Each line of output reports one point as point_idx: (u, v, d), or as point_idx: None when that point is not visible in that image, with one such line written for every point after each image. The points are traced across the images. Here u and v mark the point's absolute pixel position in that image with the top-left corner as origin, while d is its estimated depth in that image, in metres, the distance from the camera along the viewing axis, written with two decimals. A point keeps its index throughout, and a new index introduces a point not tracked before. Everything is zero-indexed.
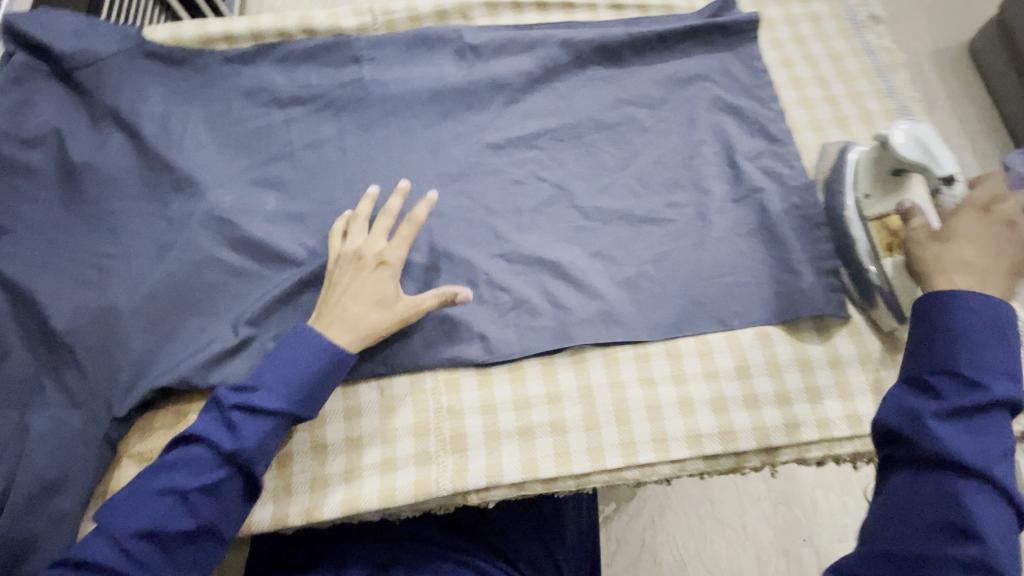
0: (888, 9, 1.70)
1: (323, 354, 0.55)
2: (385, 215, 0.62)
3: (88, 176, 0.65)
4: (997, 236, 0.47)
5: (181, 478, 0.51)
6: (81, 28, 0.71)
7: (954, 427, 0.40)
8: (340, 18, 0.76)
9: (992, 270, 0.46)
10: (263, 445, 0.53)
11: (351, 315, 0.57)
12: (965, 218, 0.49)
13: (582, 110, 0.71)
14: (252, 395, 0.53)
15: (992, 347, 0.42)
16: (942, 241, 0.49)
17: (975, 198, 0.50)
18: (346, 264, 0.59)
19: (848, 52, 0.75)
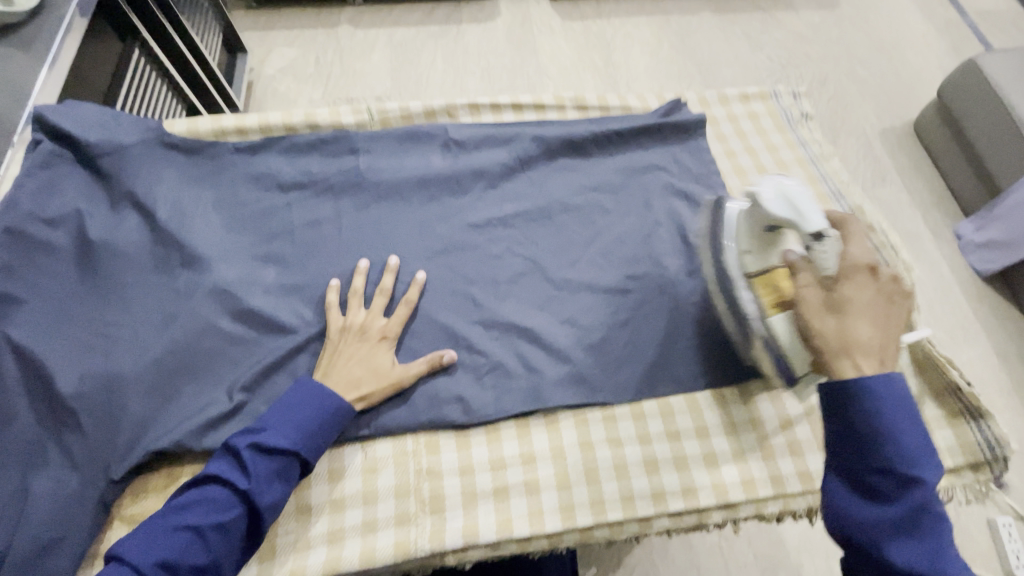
0: (837, 95, 1.90)
1: (330, 409, 0.60)
2: (382, 292, 0.71)
3: (103, 253, 0.72)
4: (876, 304, 0.50)
5: (198, 516, 0.53)
6: (106, 120, 0.79)
7: (903, 539, 0.42)
8: (340, 115, 0.87)
9: (883, 348, 0.48)
10: (274, 481, 0.56)
11: (356, 381, 0.63)
12: (851, 285, 0.51)
13: (553, 195, 0.81)
14: (262, 436, 0.57)
15: (908, 432, 0.44)
16: (837, 313, 0.50)
17: (852, 262, 0.52)
18: (350, 337, 0.66)
19: (783, 143, 0.88)
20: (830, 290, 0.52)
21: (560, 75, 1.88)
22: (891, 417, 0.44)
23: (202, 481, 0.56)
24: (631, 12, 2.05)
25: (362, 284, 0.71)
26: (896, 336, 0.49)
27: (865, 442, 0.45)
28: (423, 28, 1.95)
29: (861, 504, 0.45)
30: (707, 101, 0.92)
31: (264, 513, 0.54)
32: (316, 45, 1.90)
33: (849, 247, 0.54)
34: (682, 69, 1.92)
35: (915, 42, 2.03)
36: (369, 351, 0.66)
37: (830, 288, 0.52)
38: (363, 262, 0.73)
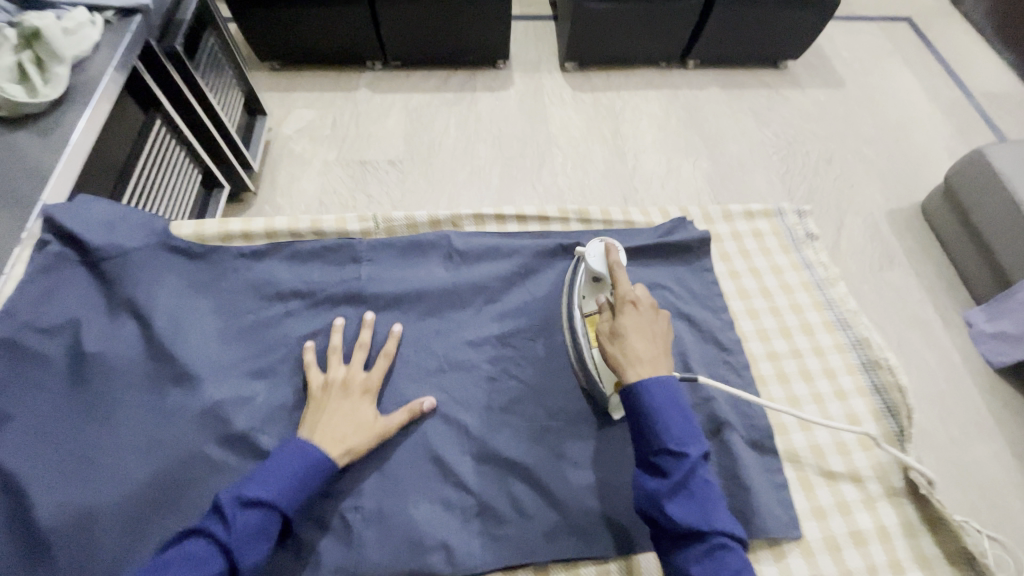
0: (845, 174, 1.91)
1: (311, 463, 0.59)
2: (360, 347, 0.73)
3: (95, 366, 0.70)
4: (649, 323, 0.62)
5: (178, 571, 0.50)
6: (114, 220, 0.80)
7: (681, 499, 0.51)
8: (346, 222, 0.88)
9: (653, 358, 0.59)
10: (255, 540, 0.54)
11: (339, 432, 0.64)
12: (627, 315, 0.62)
13: (553, 314, 0.80)
14: (247, 489, 0.56)
15: (677, 415, 0.55)
16: (620, 339, 0.61)
17: (625, 293, 0.65)
18: (332, 392, 0.67)
19: (788, 265, 0.88)
20: (615, 321, 0.63)
21: (569, 145, 1.91)
22: (663, 411, 0.55)
23: (185, 538, 0.54)
24: (640, 85, 2.11)
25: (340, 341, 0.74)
26: (663, 343, 0.61)
27: (650, 432, 0.55)
28: (438, 95, 2.01)
29: (648, 479, 0.54)
30: (712, 217, 0.92)
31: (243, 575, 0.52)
32: (334, 107, 1.96)
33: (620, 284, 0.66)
34: (690, 143, 1.95)
35: (921, 123, 2.06)
36: (351, 405, 0.67)
37: (616, 319, 0.63)
38: (340, 319, 0.76)
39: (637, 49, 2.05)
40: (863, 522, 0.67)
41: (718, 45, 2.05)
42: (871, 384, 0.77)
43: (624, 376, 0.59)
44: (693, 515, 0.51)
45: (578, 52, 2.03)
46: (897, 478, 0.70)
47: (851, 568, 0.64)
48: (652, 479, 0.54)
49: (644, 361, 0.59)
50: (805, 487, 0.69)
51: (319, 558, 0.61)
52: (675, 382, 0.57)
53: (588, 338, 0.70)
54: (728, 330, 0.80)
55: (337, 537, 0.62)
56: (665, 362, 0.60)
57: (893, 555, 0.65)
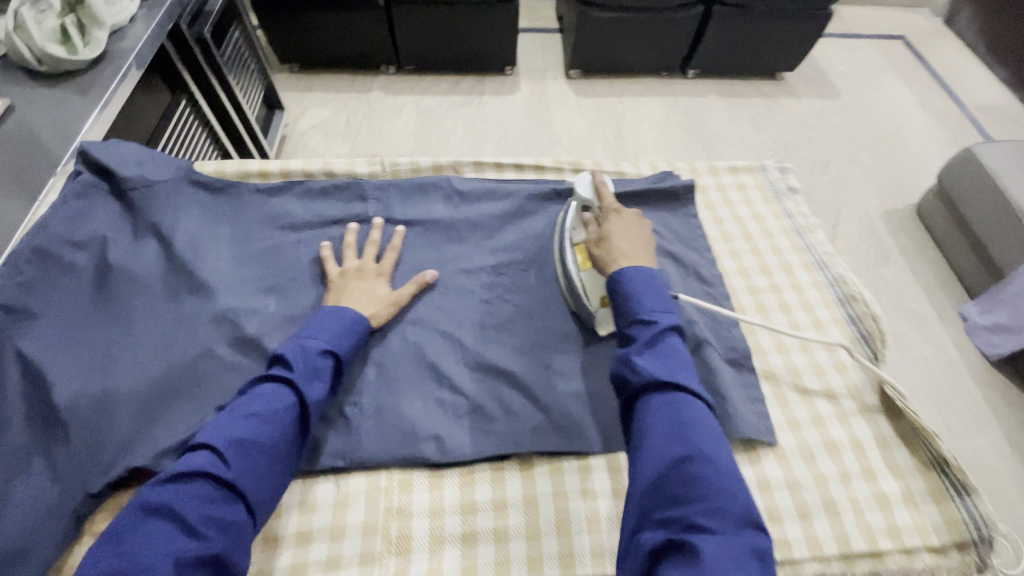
0: (840, 175, 1.97)
1: (349, 319, 0.68)
2: (371, 244, 0.81)
3: (119, 276, 0.76)
4: (630, 228, 0.72)
5: (262, 405, 0.57)
6: (143, 158, 0.87)
7: (646, 356, 0.56)
8: (355, 166, 0.95)
9: (636, 253, 0.68)
10: (316, 376, 0.61)
11: (362, 304, 0.71)
12: (612, 222, 0.73)
13: (545, 247, 0.85)
14: (303, 340, 0.63)
15: (650, 296, 0.62)
16: (606, 241, 0.71)
17: (610, 206, 0.75)
18: (350, 276, 0.75)
19: (769, 214, 0.93)
20: (601, 229, 0.73)
21: (572, 145, 1.99)
22: (639, 292, 0.62)
23: (253, 386, 0.60)
24: (642, 92, 2.20)
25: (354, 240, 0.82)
26: (643, 245, 0.71)
27: (626, 309, 0.62)
28: (448, 97, 2.11)
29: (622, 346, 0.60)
30: (698, 172, 0.98)
31: (316, 404, 0.59)
32: (349, 107, 2.06)
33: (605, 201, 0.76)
34: (688, 145, 2.03)
35: (914, 130, 2.13)
36: (369, 285, 0.75)
37: (603, 227, 0.73)
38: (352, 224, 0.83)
39: (639, 58, 2.14)
40: (836, 434, 0.70)
41: (717, 55, 2.14)
42: (848, 316, 0.81)
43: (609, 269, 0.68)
44: (653, 368, 0.54)
45: (582, 60, 2.13)
46: (871, 397, 0.74)
47: (824, 473, 0.67)
48: (625, 346, 0.60)
49: (625, 253, 0.68)
50: (781, 403, 0.73)
51: (318, 444, 0.65)
52: (655, 270, 0.66)
53: (578, 260, 0.75)
54: (711, 266, 0.84)
55: (336, 427, 0.66)
56: (645, 257, 0.69)
57: (865, 463, 0.68)
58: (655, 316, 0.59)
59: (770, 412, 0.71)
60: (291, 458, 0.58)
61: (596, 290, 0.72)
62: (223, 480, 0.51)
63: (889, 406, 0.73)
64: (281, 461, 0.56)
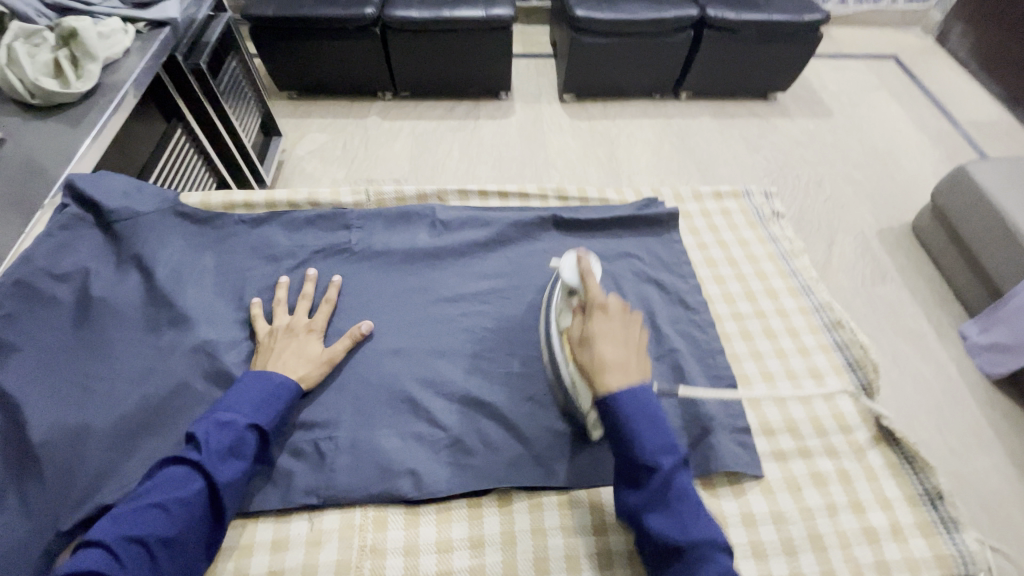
0: (835, 194, 1.97)
1: (272, 387, 0.64)
2: (305, 297, 0.78)
3: (100, 308, 0.75)
4: (618, 328, 0.61)
5: (166, 492, 0.54)
6: (129, 190, 0.87)
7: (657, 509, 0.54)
8: (340, 196, 0.95)
9: (627, 365, 0.58)
10: (229, 458, 0.58)
11: (291, 367, 0.68)
12: (597, 321, 0.61)
13: (527, 275, 0.85)
14: (218, 415, 0.60)
15: (646, 430, 0.55)
16: (591, 345, 0.60)
17: (595, 298, 0.64)
18: (279, 335, 0.72)
19: (754, 239, 0.93)
20: (586, 327, 0.62)
21: (566, 167, 2.00)
22: (637, 425, 0.55)
23: (160, 469, 0.57)
24: (636, 114, 2.22)
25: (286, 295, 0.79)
26: (636, 351, 0.60)
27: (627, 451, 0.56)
28: (444, 122, 2.14)
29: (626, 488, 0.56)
30: (682, 197, 0.98)
31: (226, 488, 0.56)
32: (346, 132, 2.08)
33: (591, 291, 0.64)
34: (682, 166, 2.03)
35: (908, 149, 2.13)
36: (299, 343, 0.71)
37: (588, 324, 0.62)
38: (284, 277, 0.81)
39: (632, 81, 2.17)
40: (824, 465, 0.69)
41: (709, 77, 2.17)
42: (834, 343, 0.80)
43: (598, 388, 0.58)
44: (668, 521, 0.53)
45: (576, 83, 2.16)
46: (859, 427, 0.73)
47: (811, 506, 0.65)
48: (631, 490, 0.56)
49: (614, 366, 0.58)
50: (767, 433, 0.72)
51: (291, 481, 0.64)
52: (649, 390, 0.57)
53: (564, 351, 0.67)
54: (695, 292, 0.84)
55: (311, 463, 0.65)
56: (638, 365, 0.59)
57: (854, 496, 0.66)
58: (658, 462, 0.53)
59: (756, 442, 0.70)
60: (199, 544, 0.55)
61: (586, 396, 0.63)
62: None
63: (878, 436, 0.72)
64: (186, 549, 0.54)
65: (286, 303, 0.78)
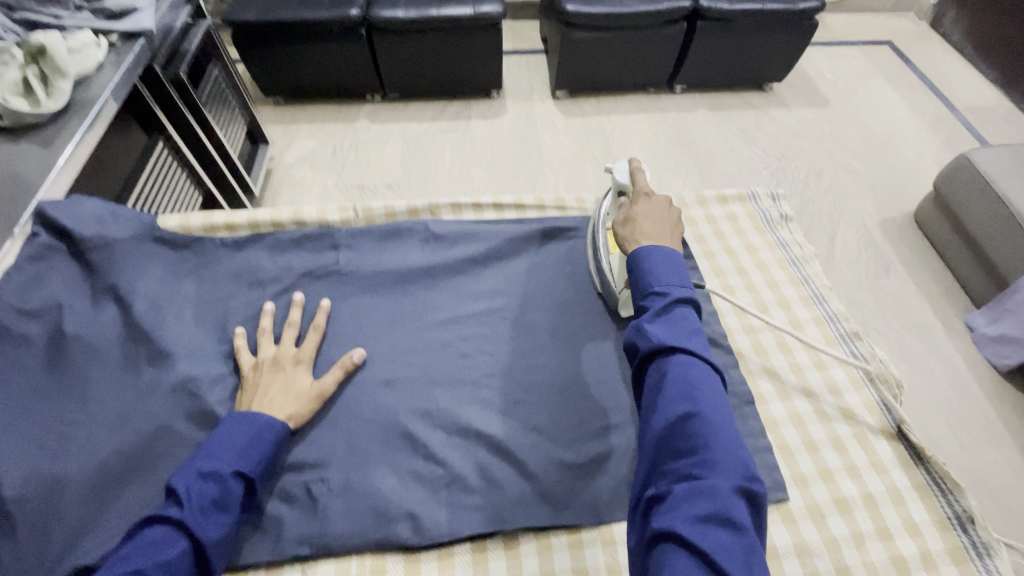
0: (836, 185, 1.93)
1: (258, 428, 0.59)
2: (290, 326, 0.73)
3: (73, 345, 0.70)
4: (659, 212, 0.65)
5: (143, 558, 0.48)
6: (103, 215, 0.81)
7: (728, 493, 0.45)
8: (327, 213, 0.91)
9: (659, 235, 0.61)
10: (213, 512, 0.52)
11: (278, 405, 0.63)
12: (640, 204, 0.65)
13: (527, 292, 0.81)
14: (199, 464, 0.54)
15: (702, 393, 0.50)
16: (631, 222, 0.63)
17: (642, 190, 0.68)
18: (264, 369, 0.67)
19: (762, 245, 0.89)
20: (629, 210, 0.66)
21: (560, 165, 1.95)
22: (653, 265, 0.57)
23: (136, 532, 0.51)
24: (629, 109, 2.17)
25: (270, 324, 0.75)
26: (672, 229, 0.63)
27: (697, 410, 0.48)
28: (434, 123, 2.08)
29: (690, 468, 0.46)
30: (685, 203, 0.94)
31: (212, 547, 0.51)
32: (333, 137, 2.03)
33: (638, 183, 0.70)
34: (679, 161, 1.99)
35: (908, 137, 2.09)
36: (286, 377, 0.67)
37: (631, 207, 0.66)
38: (267, 304, 0.76)
39: (625, 76, 2.12)
40: (847, 489, 0.65)
41: (704, 69, 2.12)
42: (851, 355, 0.76)
43: (629, 250, 0.61)
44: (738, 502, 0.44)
45: (567, 80, 2.10)
46: (882, 446, 0.69)
47: (836, 535, 0.62)
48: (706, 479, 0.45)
49: (649, 235, 0.61)
50: (786, 456, 0.68)
51: (282, 529, 0.60)
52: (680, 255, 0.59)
53: (607, 242, 0.75)
54: (704, 305, 0.79)
55: (303, 509, 0.61)
56: (671, 241, 0.62)
57: (880, 522, 0.63)
58: (668, 287, 0.55)
59: (776, 467, 0.66)
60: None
61: (620, 274, 0.74)
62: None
63: (902, 455, 0.69)
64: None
65: (271, 332, 0.74)
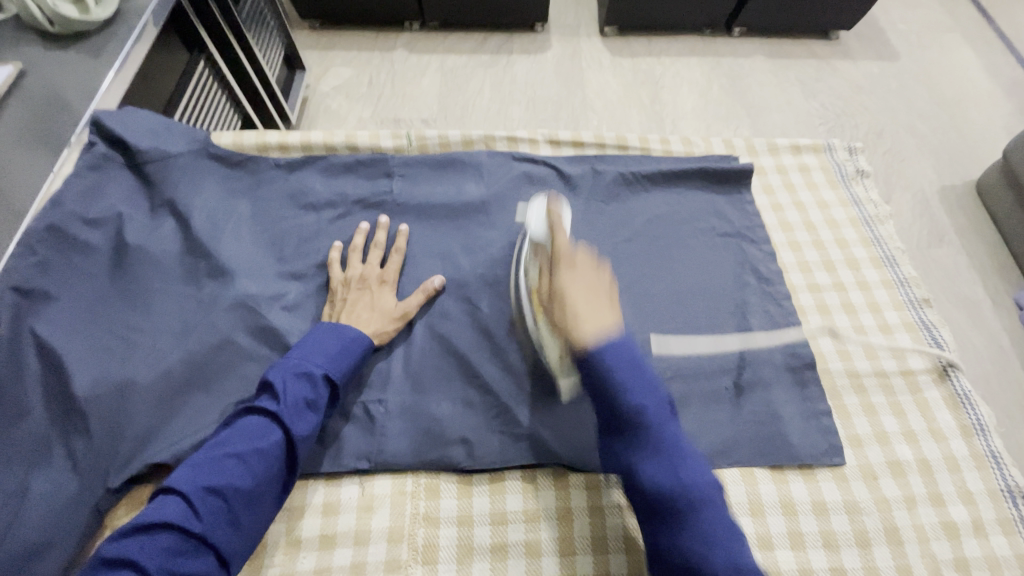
0: (897, 147, 1.80)
1: (345, 340, 0.63)
2: (376, 246, 0.75)
3: (137, 257, 0.72)
4: (589, 280, 0.56)
5: (240, 444, 0.54)
6: (158, 126, 0.80)
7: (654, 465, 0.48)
8: (380, 140, 0.88)
9: (604, 315, 0.53)
10: (305, 411, 0.57)
11: (363, 322, 0.67)
12: (563, 274, 0.56)
13: (585, 231, 0.78)
14: (293, 364, 0.59)
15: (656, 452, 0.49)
16: (562, 302, 0.55)
17: (562, 249, 0.58)
18: (352, 285, 0.70)
19: (835, 201, 0.84)
20: (554, 282, 0.57)
21: (604, 109, 1.86)
22: (611, 356, 0.50)
23: (237, 418, 0.57)
24: (682, 52, 2.03)
25: (363, 241, 0.75)
26: (613, 300, 0.55)
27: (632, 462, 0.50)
28: (473, 57, 1.98)
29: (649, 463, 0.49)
30: (756, 150, 0.89)
31: (300, 444, 0.55)
32: (371, 67, 1.94)
33: (558, 238, 0.60)
34: (731, 111, 1.87)
35: (981, 97, 1.93)
36: (372, 296, 0.69)
37: (554, 278, 0.57)
38: (365, 222, 0.77)
39: (680, 14, 1.97)
40: (903, 453, 0.65)
41: (768, 11, 1.95)
42: (920, 321, 0.74)
43: (573, 343, 0.53)
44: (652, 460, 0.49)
45: (617, 15, 1.96)
46: (945, 414, 0.68)
47: (887, 496, 0.62)
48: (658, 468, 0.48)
49: (587, 318, 0.53)
50: (843, 417, 0.67)
51: (341, 444, 0.63)
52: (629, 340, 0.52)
53: (535, 308, 0.64)
54: (768, 261, 0.77)
55: (360, 427, 0.64)
56: (610, 311, 0.54)
57: (932, 487, 0.63)
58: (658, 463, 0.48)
59: (834, 426, 0.66)
60: (271, 501, 0.55)
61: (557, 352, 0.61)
62: (191, 533, 0.48)
63: (963, 424, 0.67)
64: (261, 504, 0.53)
65: (362, 250, 0.75)
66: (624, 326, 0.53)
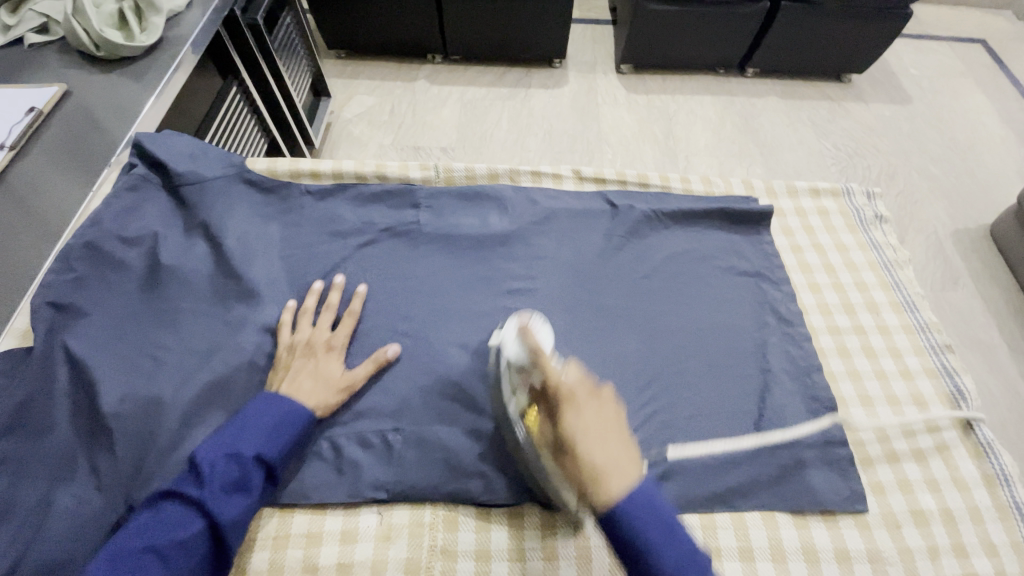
0: (910, 189, 1.82)
1: (285, 413, 0.60)
2: (328, 307, 0.72)
3: (169, 277, 0.74)
4: (600, 413, 0.50)
5: (159, 535, 0.51)
6: (196, 152, 0.84)
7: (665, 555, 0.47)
8: (409, 171, 0.91)
9: (622, 463, 0.47)
10: (232, 494, 0.54)
11: (304, 392, 0.63)
12: (571, 415, 0.50)
13: (607, 266, 0.79)
14: (221, 444, 0.56)
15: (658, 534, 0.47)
16: (573, 452, 0.49)
17: (560, 387, 0.52)
18: (297, 351, 0.67)
19: (854, 244, 0.86)
20: (561, 428, 0.51)
21: (619, 143, 1.90)
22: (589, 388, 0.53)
23: (155, 504, 0.54)
24: (696, 91, 2.08)
25: (314, 302, 0.73)
26: (621, 439, 0.49)
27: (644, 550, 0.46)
28: (493, 89, 2.04)
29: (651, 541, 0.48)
30: (775, 193, 0.91)
31: (226, 531, 0.53)
32: (393, 96, 2.01)
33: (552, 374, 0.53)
34: (744, 149, 1.90)
35: (993, 143, 1.95)
36: (316, 363, 0.66)
37: (559, 422, 0.51)
38: (318, 282, 0.75)
39: (695, 54, 2.02)
40: (926, 502, 0.64)
41: (781, 54, 2.00)
42: (943, 367, 0.74)
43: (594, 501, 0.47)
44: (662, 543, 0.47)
45: (634, 53, 2.02)
46: (968, 463, 0.67)
47: (910, 546, 0.61)
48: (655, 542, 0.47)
49: (604, 470, 0.47)
50: (864, 463, 0.67)
51: (362, 471, 0.63)
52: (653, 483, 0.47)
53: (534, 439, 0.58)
54: (789, 302, 0.78)
55: (380, 455, 0.64)
56: (627, 453, 0.48)
57: (957, 538, 0.61)
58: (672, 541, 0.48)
59: (856, 472, 0.65)
60: None
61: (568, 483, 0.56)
62: None
63: (985, 474, 0.66)
64: None
65: (313, 311, 0.73)
66: (645, 474, 0.47)
